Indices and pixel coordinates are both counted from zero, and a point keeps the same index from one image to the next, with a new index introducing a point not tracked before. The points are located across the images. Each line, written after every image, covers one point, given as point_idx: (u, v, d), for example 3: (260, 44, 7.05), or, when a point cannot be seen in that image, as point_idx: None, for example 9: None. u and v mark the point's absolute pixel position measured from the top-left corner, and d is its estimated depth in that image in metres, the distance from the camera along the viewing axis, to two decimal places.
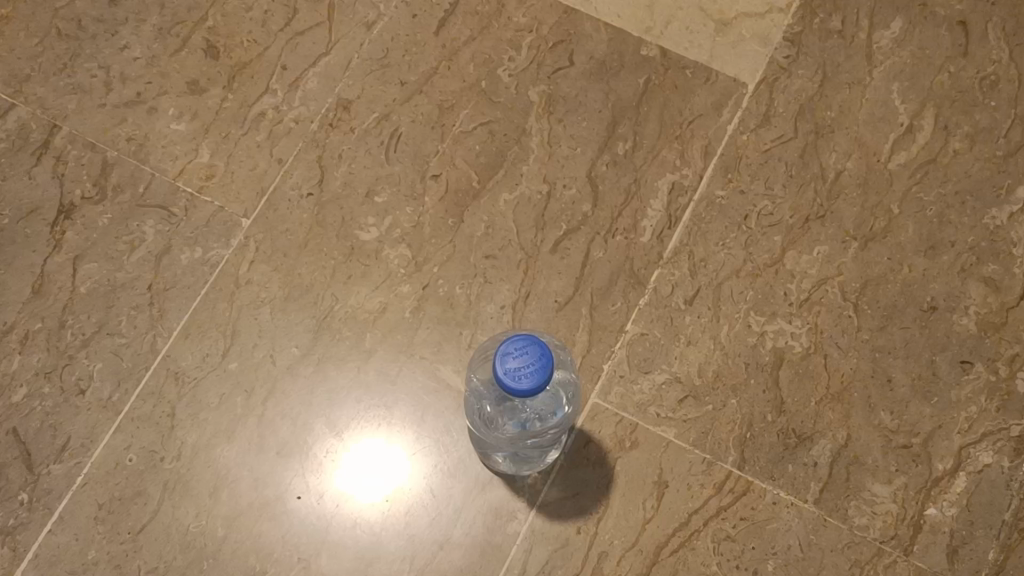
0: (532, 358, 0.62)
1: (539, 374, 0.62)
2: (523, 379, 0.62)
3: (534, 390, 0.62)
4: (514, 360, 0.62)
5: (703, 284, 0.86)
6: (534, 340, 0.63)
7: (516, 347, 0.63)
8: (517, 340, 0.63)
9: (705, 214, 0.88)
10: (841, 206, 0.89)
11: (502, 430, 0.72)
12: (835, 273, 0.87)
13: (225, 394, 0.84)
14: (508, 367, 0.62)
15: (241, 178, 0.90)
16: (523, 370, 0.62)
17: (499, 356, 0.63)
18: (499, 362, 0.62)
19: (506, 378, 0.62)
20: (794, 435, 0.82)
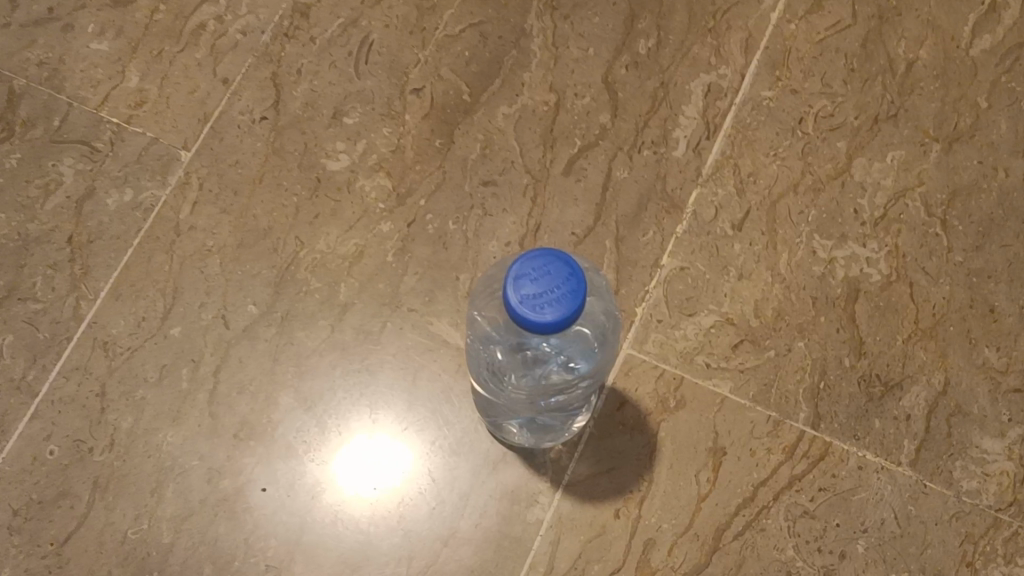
0: (558, 281, 0.46)
1: (567, 302, 0.45)
2: (545, 310, 0.45)
3: (562, 325, 0.45)
4: (532, 285, 0.46)
5: (754, 204, 0.70)
6: (558, 259, 0.47)
7: (534, 269, 0.46)
8: (536, 258, 0.47)
9: (750, 119, 0.72)
10: (916, 103, 0.72)
11: (517, 387, 0.55)
12: (914, 183, 0.70)
13: (167, 366, 0.68)
14: (525, 294, 0.46)
15: (179, 104, 0.73)
16: (546, 299, 0.45)
17: (511, 280, 0.46)
18: (511, 289, 0.46)
19: (522, 309, 0.45)
20: (879, 383, 0.66)
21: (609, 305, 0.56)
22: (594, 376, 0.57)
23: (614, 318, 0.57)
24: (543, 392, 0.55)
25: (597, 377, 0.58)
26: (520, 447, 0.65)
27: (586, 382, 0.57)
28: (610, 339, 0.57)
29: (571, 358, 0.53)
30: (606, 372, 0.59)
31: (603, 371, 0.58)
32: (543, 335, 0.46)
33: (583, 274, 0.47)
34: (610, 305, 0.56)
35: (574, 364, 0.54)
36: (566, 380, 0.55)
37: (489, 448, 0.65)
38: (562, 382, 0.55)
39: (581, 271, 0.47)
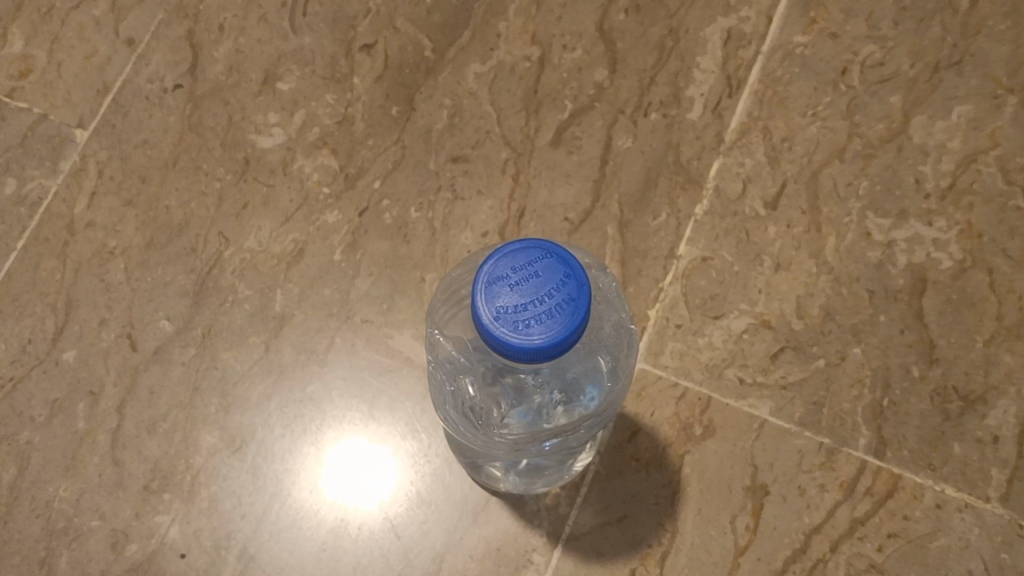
0: (550, 286, 0.32)
1: (563, 316, 0.32)
2: (532, 330, 0.31)
3: (559, 349, 0.31)
4: (512, 294, 0.32)
5: (789, 177, 0.56)
6: (548, 254, 0.33)
7: (516, 269, 0.33)
8: (518, 254, 0.33)
9: (781, 71, 0.58)
10: (984, 45, 0.58)
11: (498, 429, 0.41)
12: (988, 144, 0.56)
13: (57, 402, 0.53)
14: (502, 307, 0.32)
15: (72, 72, 0.59)
16: (534, 312, 0.32)
17: (481, 287, 0.32)
18: (482, 300, 0.32)
19: (498, 329, 0.32)
20: (956, 397, 0.52)
21: (618, 314, 0.42)
22: (601, 407, 0.43)
23: (626, 332, 0.43)
24: (533, 433, 0.42)
25: (605, 407, 0.45)
26: (507, 491, 0.51)
27: (591, 416, 0.43)
28: (622, 360, 0.43)
29: (568, 389, 0.40)
30: (616, 401, 0.46)
31: (613, 398, 0.45)
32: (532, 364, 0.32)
33: (586, 273, 0.33)
34: (619, 315, 0.42)
35: (573, 397, 0.40)
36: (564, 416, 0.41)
37: (466, 494, 0.51)
38: (558, 419, 0.41)
39: (583, 270, 0.33)
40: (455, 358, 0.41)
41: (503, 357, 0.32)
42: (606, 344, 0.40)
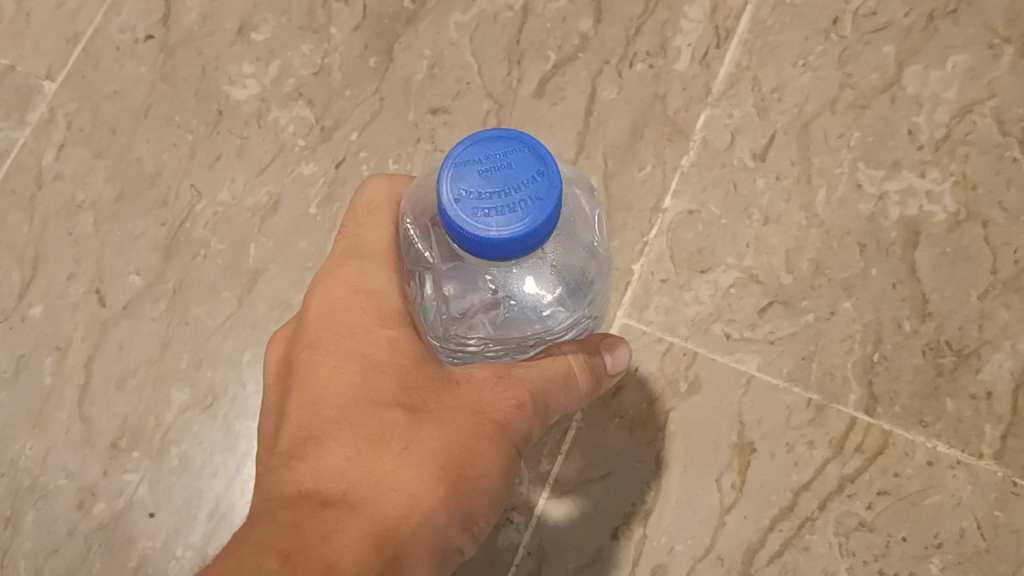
0: (520, 178, 0.30)
1: (526, 211, 0.30)
2: (489, 219, 0.30)
3: (517, 247, 0.30)
4: (478, 180, 0.31)
5: (779, 128, 0.55)
6: (527, 149, 0.31)
7: (490, 155, 0.31)
8: (495, 141, 0.31)
9: (772, 20, 0.56)
10: None
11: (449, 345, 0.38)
12: (985, 94, 0.55)
13: (23, 359, 0.52)
14: (465, 190, 0.30)
15: (40, 22, 0.57)
16: (497, 204, 0.30)
17: (449, 167, 0.31)
18: (447, 180, 0.31)
19: (455, 213, 0.30)
20: (949, 351, 0.51)
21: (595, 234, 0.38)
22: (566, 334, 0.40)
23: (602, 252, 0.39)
24: (488, 347, 0.38)
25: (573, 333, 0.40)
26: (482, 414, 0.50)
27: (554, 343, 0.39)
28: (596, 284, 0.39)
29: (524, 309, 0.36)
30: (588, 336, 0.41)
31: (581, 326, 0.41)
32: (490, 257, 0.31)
33: (561, 173, 0.31)
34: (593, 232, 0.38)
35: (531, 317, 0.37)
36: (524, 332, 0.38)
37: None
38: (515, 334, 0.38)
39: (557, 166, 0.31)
40: (412, 262, 0.38)
41: (458, 247, 0.31)
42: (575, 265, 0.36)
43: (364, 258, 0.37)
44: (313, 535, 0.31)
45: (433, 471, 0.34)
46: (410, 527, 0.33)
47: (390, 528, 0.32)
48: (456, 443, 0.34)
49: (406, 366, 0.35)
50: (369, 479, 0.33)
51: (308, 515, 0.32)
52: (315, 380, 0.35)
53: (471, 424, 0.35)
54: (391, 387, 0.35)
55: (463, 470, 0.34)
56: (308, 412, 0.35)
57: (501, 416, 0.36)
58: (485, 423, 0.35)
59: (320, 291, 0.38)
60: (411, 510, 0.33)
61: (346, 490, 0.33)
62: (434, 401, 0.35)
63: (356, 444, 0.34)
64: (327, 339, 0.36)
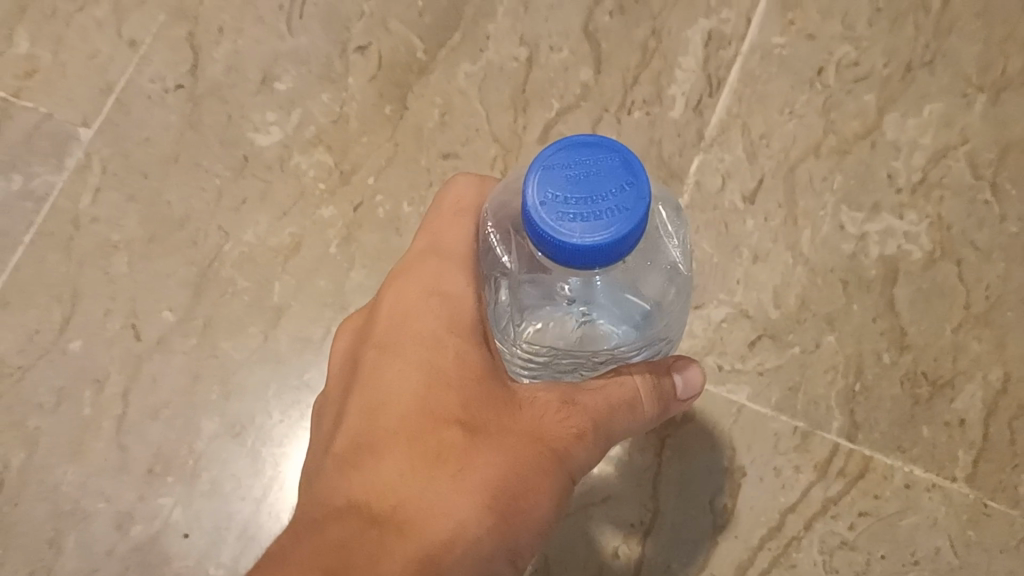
0: (608, 187, 0.32)
1: (612, 219, 0.31)
2: (573, 224, 0.31)
3: (601, 253, 0.31)
4: (566, 186, 0.32)
5: (767, 172, 0.59)
6: (617, 159, 0.33)
7: (581, 161, 0.33)
8: (585, 149, 0.33)
9: (760, 71, 0.60)
10: (956, 45, 0.60)
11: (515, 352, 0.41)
12: (958, 141, 0.59)
13: (63, 390, 0.56)
14: (551, 194, 0.32)
15: (76, 72, 0.61)
16: (584, 210, 0.32)
17: (537, 170, 0.33)
18: (535, 183, 0.32)
19: (540, 214, 0.32)
20: (925, 382, 0.55)
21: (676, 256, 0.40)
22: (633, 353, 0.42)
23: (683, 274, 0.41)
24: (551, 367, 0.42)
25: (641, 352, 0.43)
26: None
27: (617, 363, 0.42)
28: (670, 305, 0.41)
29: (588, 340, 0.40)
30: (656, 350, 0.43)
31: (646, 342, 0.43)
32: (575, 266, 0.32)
33: (651, 185, 0.32)
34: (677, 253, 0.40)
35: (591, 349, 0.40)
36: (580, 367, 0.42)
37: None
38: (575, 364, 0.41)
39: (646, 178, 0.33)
40: (494, 273, 0.40)
41: (543, 253, 0.32)
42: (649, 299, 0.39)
43: (444, 260, 0.41)
44: (362, 550, 0.34)
45: (486, 495, 0.36)
46: (456, 551, 0.35)
47: (434, 549, 0.35)
48: (511, 471, 0.37)
49: (470, 382, 0.39)
50: (425, 498, 0.36)
51: (360, 532, 0.35)
52: (387, 385, 0.39)
53: (529, 452, 0.37)
54: (453, 409, 0.38)
55: (517, 497, 0.37)
56: (373, 426, 0.38)
57: (560, 444, 0.38)
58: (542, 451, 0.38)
59: (403, 301, 0.41)
60: (458, 535, 0.35)
61: (397, 506, 0.36)
62: (492, 426, 0.38)
63: (413, 464, 0.37)
64: (400, 343, 0.40)
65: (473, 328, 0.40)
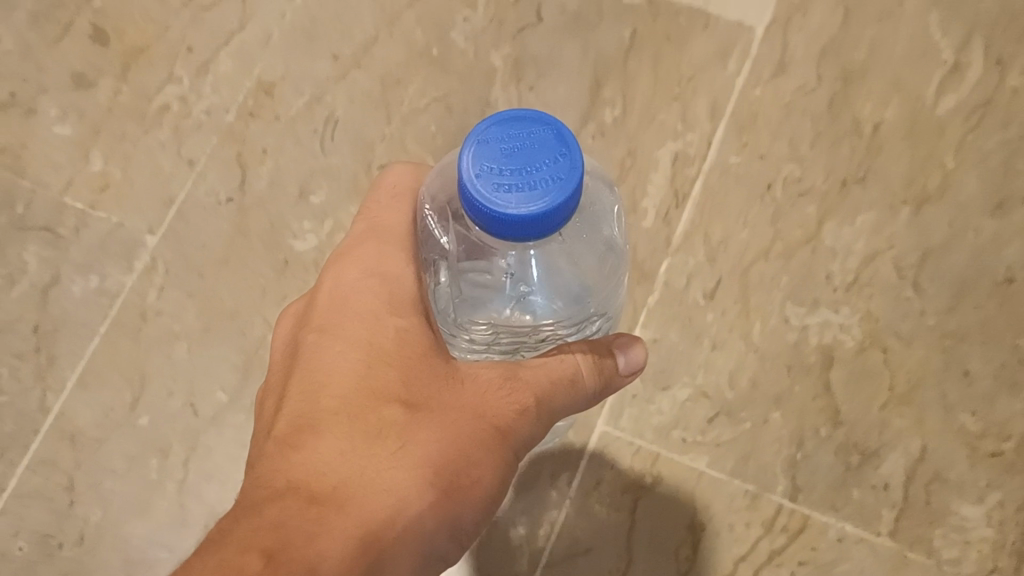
0: (543, 158, 0.37)
1: (546, 189, 0.36)
2: (508, 195, 0.36)
3: (536, 220, 0.36)
4: (499, 159, 0.37)
5: (725, 272, 0.70)
6: (548, 134, 0.38)
7: (513, 135, 0.38)
8: (516, 124, 0.38)
9: (719, 186, 0.71)
10: (884, 165, 0.72)
11: (467, 332, 0.47)
12: (886, 246, 0.70)
13: (134, 457, 0.67)
14: (486, 167, 0.37)
15: (143, 187, 0.73)
16: (517, 181, 0.36)
17: (474, 146, 0.37)
18: (472, 158, 0.37)
19: (476, 184, 0.37)
20: (856, 451, 0.65)
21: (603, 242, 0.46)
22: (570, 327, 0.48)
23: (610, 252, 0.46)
24: (496, 343, 0.47)
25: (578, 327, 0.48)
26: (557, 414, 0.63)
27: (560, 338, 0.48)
28: (603, 282, 0.46)
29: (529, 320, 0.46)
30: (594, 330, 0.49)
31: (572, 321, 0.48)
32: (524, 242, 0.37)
33: (581, 156, 0.37)
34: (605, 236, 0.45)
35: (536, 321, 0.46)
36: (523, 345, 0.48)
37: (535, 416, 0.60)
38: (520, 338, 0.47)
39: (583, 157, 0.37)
40: (428, 253, 0.46)
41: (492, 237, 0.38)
42: (581, 272, 0.45)
43: (384, 238, 0.45)
44: (301, 531, 0.36)
45: (427, 472, 0.39)
46: (396, 528, 0.38)
47: (372, 523, 0.37)
48: (450, 449, 0.40)
49: (414, 356, 0.41)
50: (370, 474, 0.38)
51: (301, 510, 0.37)
52: (331, 357, 0.42)
53: (468, 431, 0.40)
54: (396, 386, 0.41)
55: (459, 479, 0.39)
56: (316, 394, 0.41)
57: (502, 419, 0.41)
58: (484, 426, 0.40)
59: (346, 277, 0.45)
60: (399, 509, 0.38)
61: (337, 485, 0.38)
62: (431, 402, 0.40)
63: (355, 440, 0.39)
64: (346, 313, 0.43)
65: (416, 307, 0.43)
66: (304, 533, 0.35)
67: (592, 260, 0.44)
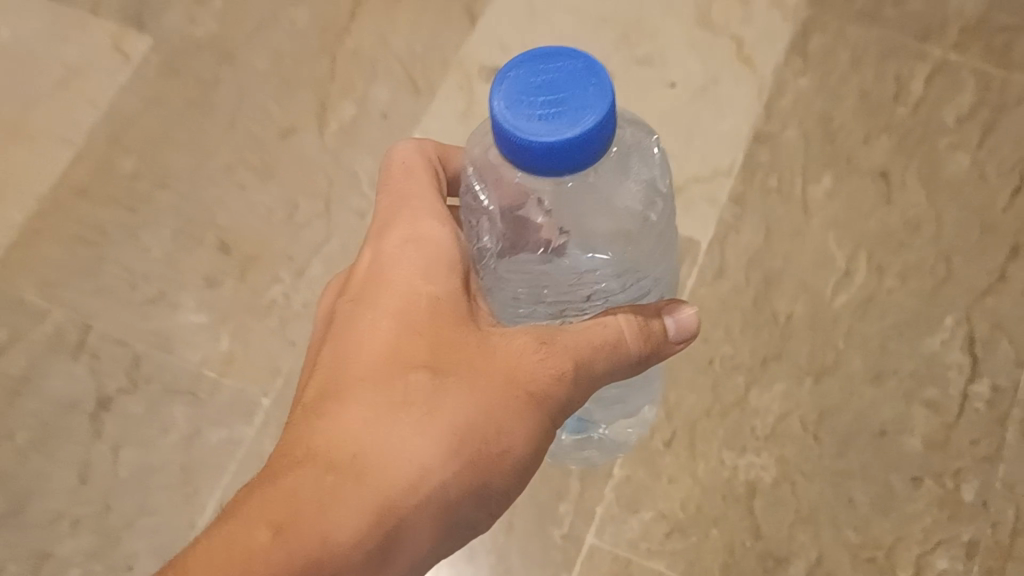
0: (579, 87, 0.50)
1: (584, 115, 0.49)
2: (560, 125, 0.49)
3: (584, 143, 0.49)
4: (537, 104, 0.50)
5: (679, 426, 0.97)
6: (572, 72, 0.51)
7: (543, 83, 0.51)
8: (540, 70, 0.51)
9: (674, 362, 0.99)
10: (795, 346, 1.00)
11: (534, 305, 0.64)
12: (794, 407, 0.98)
13: None
14: (529, 111, 0.50)
15: (258, 361, 1.00)
16: (560, 113, 0.50)
17: (514, 98, 0.50)
18: (515, 108, 0.50)
19: (527, 124, 0.50)
20: (771, 558, 0.93)
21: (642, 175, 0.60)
22: (615, 272, 0.63)
23: (653, 211, 0.61)
24: (557, 304, 0.64)
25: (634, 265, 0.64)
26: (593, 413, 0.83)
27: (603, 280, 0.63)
28: (640, 239, 0.61)
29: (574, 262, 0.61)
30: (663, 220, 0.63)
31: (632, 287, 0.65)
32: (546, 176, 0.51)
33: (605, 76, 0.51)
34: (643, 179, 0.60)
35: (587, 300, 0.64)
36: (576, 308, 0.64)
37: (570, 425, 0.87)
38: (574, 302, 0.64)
39: (613, 93, 0.50)
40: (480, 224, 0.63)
41: (521, 171, 0.52)
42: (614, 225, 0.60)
43: (417, 218, 0.60)
44: (314, 508, 0.52)
45: (452, 433, 0.55)
46: (424, 482, 0.54)
47: (391, 488, 0.53)
48: (472, 413, 0.56)
49: (438, 338, 0.57)
50: (393, 441, 0.54)
51: (327, 479, 0.53)
52: (365, 351, 0.57)
53: (495, 396, 0.56)
54: (425, 360, 0.56)
55: (484, 435, 0.56)
56: (356, 385, 0.56)
57: (531, 388, 0.56)
58: (512, 393, 0.56)
59: (387, 251, 0.60)
60: (423, 472, 0.54)
61: (359, 455, 0.54)
62: (456, 373, 0.56)
63: (383, 408, 0.55)
64: (382, 304, 0.58)
65: (442, 281, 0.58)
66: (326, 504, 0.52)
67: (623, 215, 0.59)
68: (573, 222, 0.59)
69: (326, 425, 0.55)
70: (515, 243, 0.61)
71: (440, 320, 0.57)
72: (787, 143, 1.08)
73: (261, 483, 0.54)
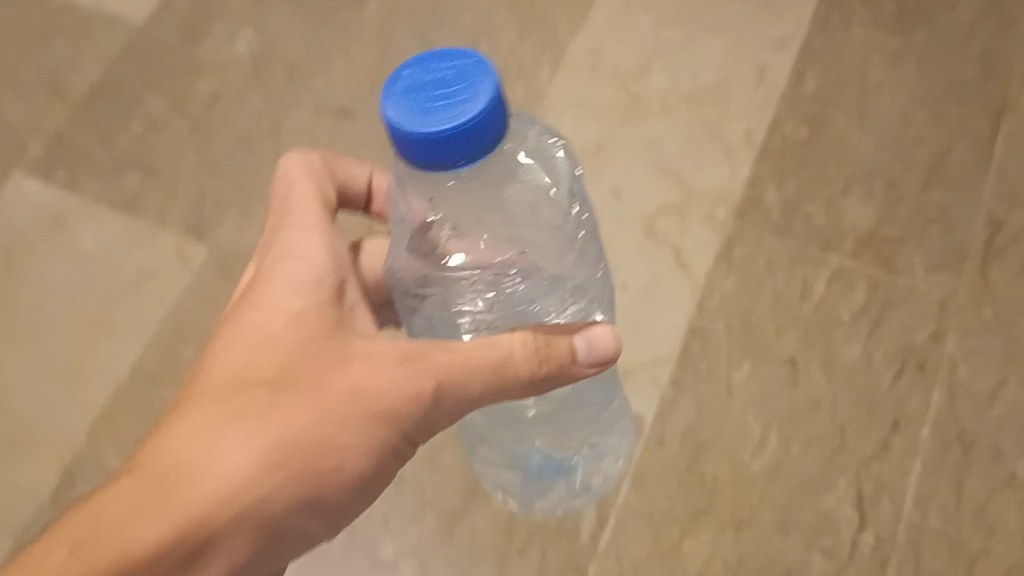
0: (457, 88, 0.65)
1: (471, 109, 0.64)
2: (456, 118, 0.63)
3: (479, 127, 0.64)
4: (432, 107, 0.64)
5: (626, 569, 1.23)
6: (451, 84, 0.65)
7: (428, 95, 0.64)
8: (424, 89, 0.65)
9: (624, 516, 1.25)
10: (719, 503, 1.26)
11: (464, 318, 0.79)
12: (718, 554, 1.23)
13: None
14: (430, 117, 0.63)
15: None
16: (451, 113, 0.64)
17: (416, 113, 0.64)
18: (419, 117, 0.63)
19: (434, 124, 0.63)
20: None
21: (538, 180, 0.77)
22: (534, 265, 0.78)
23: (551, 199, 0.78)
24: (466, 299, 0.78)
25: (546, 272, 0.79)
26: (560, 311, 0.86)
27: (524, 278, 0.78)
28: (533, 227, 0.77)
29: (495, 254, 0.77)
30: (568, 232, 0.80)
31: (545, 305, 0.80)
32: (441, 165, 0.64)
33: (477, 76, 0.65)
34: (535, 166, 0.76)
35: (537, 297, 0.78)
36: (493, 291, 0.77)
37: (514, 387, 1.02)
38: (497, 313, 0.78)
39: (496, 81, 0.64)
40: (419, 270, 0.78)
41: (422, 165, 0.65)
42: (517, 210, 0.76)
43: (297, 264, 0.76)
44: (137, 509, 0.64)
45: (271, 440, 0.68)
46: (241, 492, 0.66)
47: (214, 491, 0.66)
48: (297, 432, 0.68)
49: (289, 352, 0.71)
50: (221, 450, 0.67)
51: (156, 481, 0.66)
52: (228, 356, 0.71)
53: (321, 421, 0.69)
54: (269, 381, 0.69)
55: (304, 439, 0.68)
56: (211, 385, 0.70)
57: (361, 413, 0.70)
58: (337, 421, 0.70)
59: (270, 291, 0.75)
60: (238, 482, 0.66)
61: (186, 464, 0.66)
62: (291, 396, 0.69)
63: (217, 422, 0.67)
64: (250, 318, 0.73)
65: (304, 308, 0.73)
66: (143, 505, 0.65)
67: (521, 198, 0.75)
68: (467, 202, 0.73)
69: (174, 418, 0.69)
70: (424, 250, 0.76)
71: (292, 335, 0.71)
72: (714, 335, 1.35)
73: (111, 479, 0.68)
